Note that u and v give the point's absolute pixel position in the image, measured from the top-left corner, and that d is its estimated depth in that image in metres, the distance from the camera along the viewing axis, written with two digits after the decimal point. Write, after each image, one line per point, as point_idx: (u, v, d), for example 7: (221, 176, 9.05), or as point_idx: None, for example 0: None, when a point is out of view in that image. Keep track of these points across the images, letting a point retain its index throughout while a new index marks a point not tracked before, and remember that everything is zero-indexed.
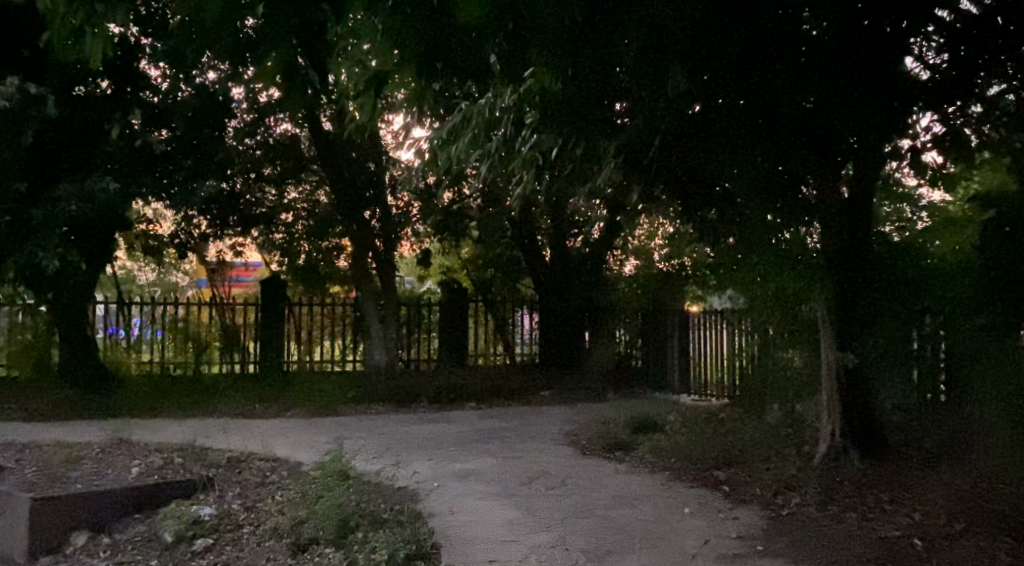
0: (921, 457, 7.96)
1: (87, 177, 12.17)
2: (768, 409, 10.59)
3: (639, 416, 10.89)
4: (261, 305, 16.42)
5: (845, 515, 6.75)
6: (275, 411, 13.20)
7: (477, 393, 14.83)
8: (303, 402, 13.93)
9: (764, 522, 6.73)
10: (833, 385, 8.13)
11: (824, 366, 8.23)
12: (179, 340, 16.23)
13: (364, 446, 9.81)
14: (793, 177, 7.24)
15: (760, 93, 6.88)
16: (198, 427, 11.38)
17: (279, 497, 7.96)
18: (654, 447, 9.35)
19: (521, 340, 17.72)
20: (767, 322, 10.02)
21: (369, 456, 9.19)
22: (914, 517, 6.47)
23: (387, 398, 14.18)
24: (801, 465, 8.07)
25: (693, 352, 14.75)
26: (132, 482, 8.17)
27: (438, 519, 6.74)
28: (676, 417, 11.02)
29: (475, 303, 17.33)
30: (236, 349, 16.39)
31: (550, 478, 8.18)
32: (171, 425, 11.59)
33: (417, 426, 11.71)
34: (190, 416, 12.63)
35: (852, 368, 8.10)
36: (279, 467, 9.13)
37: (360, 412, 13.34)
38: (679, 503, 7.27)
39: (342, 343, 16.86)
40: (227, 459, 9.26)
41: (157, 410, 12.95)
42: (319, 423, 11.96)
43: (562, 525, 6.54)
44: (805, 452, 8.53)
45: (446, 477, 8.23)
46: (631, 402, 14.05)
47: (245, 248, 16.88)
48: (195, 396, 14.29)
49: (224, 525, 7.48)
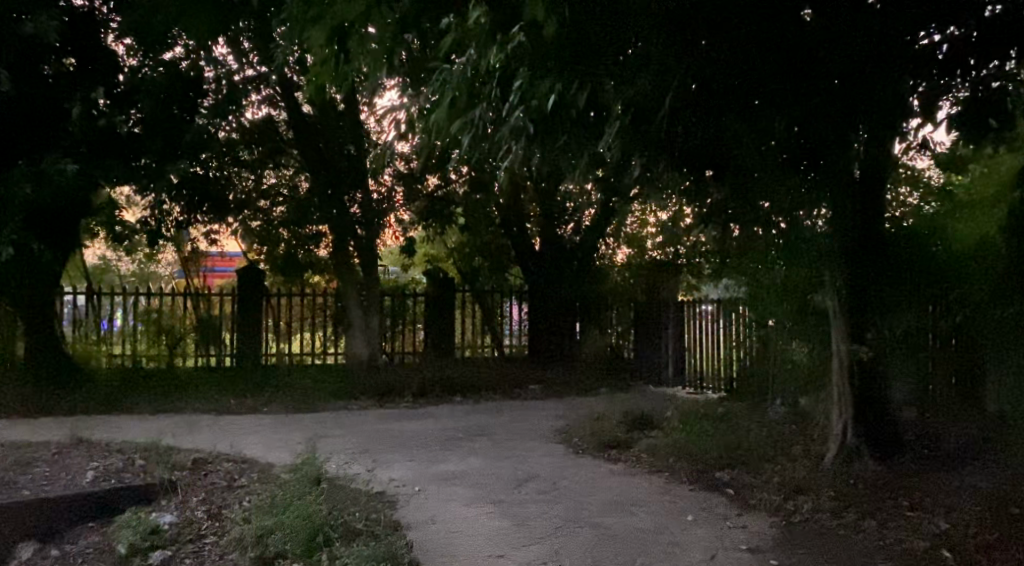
0: (940, 459, 7.37)
1: (44, 159, 11.45)
2: (772, 404, 10.02)
3: (634, 412, 10.30)
4: (238, 295, 15.72)
5: (863, 523, 6.17)
6: (250, 406, 12.53)
7: (463, 387, 14.17)
8: (279, 397, 13.25)
9: (775, 531, 6.15)
10: (844, 381, 7.56)
11: (835, 360, 7.65)
12: (151, 332, 15.57)
13: (342, 446, 9.16)
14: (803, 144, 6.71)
15: (775, 63, 6.32)
16: (165, 424, 10.71)
17: (247, 503, 7.31)
18: (651, 445, 8.74)
19: (510, 332, 17.05)
20: (771, 314, 9.41)
21: (345, 457, 8.55)
22: (942, 526, 5.88)
23: (369, 392, 13.57)
24: (810, 466, 7.49)
25: (690, 344, 14.16)
26: (84, 487, 7.48)
27: (418, 530, 6.11)
28: (675, 412, 10.41)
29: (463, 294, 16.72)
30: (213, 342, 15.69)
31: (540, 481, 7.56)
32: (137, 422, 10.90)
33: (400, 422, 11.08)
34: (159, 412, 11.94)
35: (866, 364, 7.52)
36: (248, 469, 8.47)
37: (339, 407, 12.68)
38: (682, 510, 6.66)
39: (322, 335, 16.31)
40: (193, 461, 8.60)
41: (126, 406, 12.25)
42: (297, 420, 11.32)
43: (554, 538, 5.92)
44: (815, 452, 7.94)
45: (428, 481, 7.61)
46: (626, 396, 13.44)
47: (222, 237, 16.18)
48: (168, 390, 13.61)
49: (185, 534, 6.81)
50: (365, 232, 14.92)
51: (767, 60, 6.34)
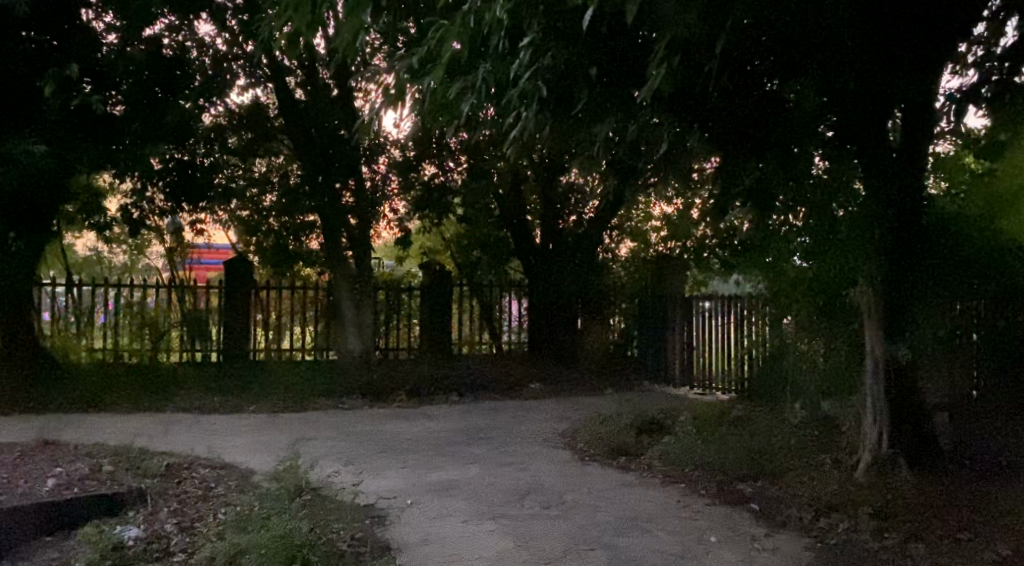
0: (986, 473, 6.71)
1: (13, 139, 10.74)
2: (791, 408, 9.35)
3: (643, 415, 9.60)
4: (226, 288, 15.02)
5: (910, 548, 5.50)
6: (235, 406, 11.82)
7: (460, 386, 13.51)
8: (266, 395, 12.56)
9: (811, 555, 5.48)
10: (879, 385, 6.91)
11: (869, 361, 6.99)
12: (135, 325, 14.98)
13: (328, 452, 8.48)
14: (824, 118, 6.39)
15: (788, 27, 5.79)
16: (142, 425, 9.99)
17: (222, 516, 6.62)
18: (664, 452, 8.09)
19: (508, 328, 16.25)
20: (795, 312, 8.75)
21: (334, 465, 7.86)
22: (1002, 554, 5.21)
23: (362, 391, 12.89)
24: (841, 478, 6.84)
25: (705, 342, 13.51)
26: (43, 496, 6.79)
27: (409, 555, 5.42)
28: (687, 415, 9.71)
29: (459, 287, 15.89)
30: (198, 335, 14.97)
31: (545, 493, 6.90)
32: (112, 422, 10.21)
33: (392, 424, 10.41)
34: (135, 411, 11.23)
35: (905, 366, 6.85)
36: (227, 476, 7.79)
37: (328, 407, 11.99)
38: (705, 528, 5.99)
39: (314, 330, 15.42)
40: (167, 466, 7.90)
41: (102, 404, 11.55)
42: (283, 421, 10.63)
43: (564, 562, 5.26)
44: (845, 462, 7.28)
45: (422, 491, 6.93)
46: (632, 396, 12.76)
47: (208, 227, 15.43)
48: (150, 387, 12.92)
49: (151, 552, 6.09)
50: (358, 223, 14.28)
51: (788, 23, 5.76)
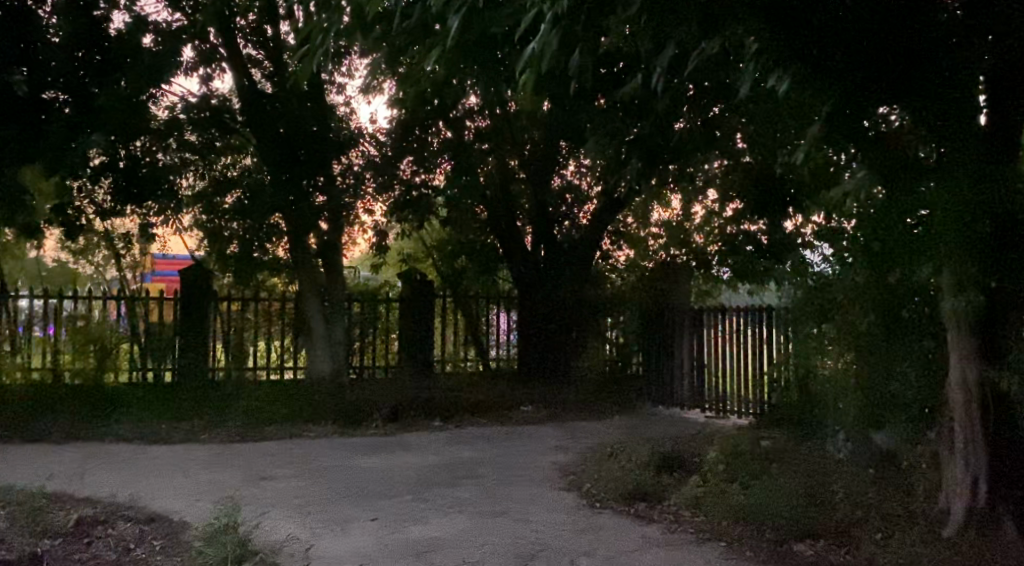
0: None
1: None
2: (835, 441, 7.90)
3: (661, 449, 8.10)
4: (182, 299, 13.39)
5: None
6: (183, 435, 10.22)
7: (441, 410, 12.02)
8: (221, 422, 11.00)
9: None
10: (972, 421, 5.50)
11: (956, 393, 5.59)
12: (77, 340, 12.88)
13: (281, 500, 6.94)
14: (885, 85, 5.12)
15: None
16: (63, 463, 8.36)
17: None
18: (693, 499, 6.63)
19: (495, 342, 14.61)
20: (841, 328, 7.34)
21: (285, 519, 6.34)
22: None
23: (333, 418, 11.36)
24: (928, 537, 5.41)
25: (721, 359, 12.08)
26: None
27: None
28: (712, 449, 8.22)
29: (443, 300, 14.20)
30: (153, 353, 13.40)
31: (553, 558, 5.41)
32: (33, 459, 8.58)
33: (364, 458, 8.87)
34: (63, 444, 9.60)
35: (1004, 396, 5.44)
36: (155, 533, 6.24)
37: (290, 437, 10.40)
38: None
39: (281, 346, 13.89)
40: (80, 519, 6.34)
41: (30, 437, 9.95)
42: (237, 455, 9.03)
43: None
44: (926, 515, 5.82)
45: (396, 557, 5.43)
46: (637, 422, 11.31)
47: (163, 232, 13.82)
48: (91, 412, 11.35)
49: None
50: (328, 227, 12.75)
51: None
